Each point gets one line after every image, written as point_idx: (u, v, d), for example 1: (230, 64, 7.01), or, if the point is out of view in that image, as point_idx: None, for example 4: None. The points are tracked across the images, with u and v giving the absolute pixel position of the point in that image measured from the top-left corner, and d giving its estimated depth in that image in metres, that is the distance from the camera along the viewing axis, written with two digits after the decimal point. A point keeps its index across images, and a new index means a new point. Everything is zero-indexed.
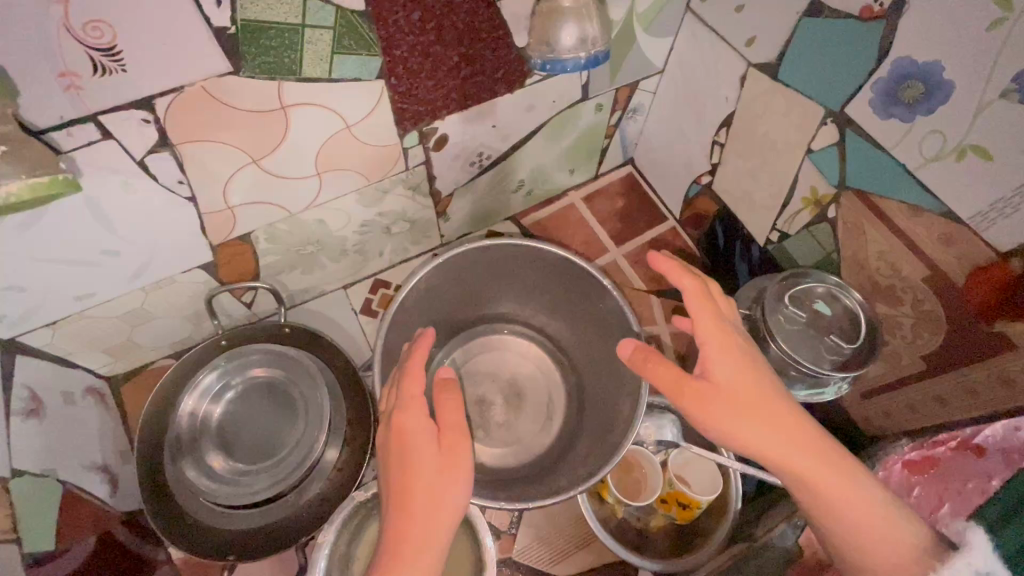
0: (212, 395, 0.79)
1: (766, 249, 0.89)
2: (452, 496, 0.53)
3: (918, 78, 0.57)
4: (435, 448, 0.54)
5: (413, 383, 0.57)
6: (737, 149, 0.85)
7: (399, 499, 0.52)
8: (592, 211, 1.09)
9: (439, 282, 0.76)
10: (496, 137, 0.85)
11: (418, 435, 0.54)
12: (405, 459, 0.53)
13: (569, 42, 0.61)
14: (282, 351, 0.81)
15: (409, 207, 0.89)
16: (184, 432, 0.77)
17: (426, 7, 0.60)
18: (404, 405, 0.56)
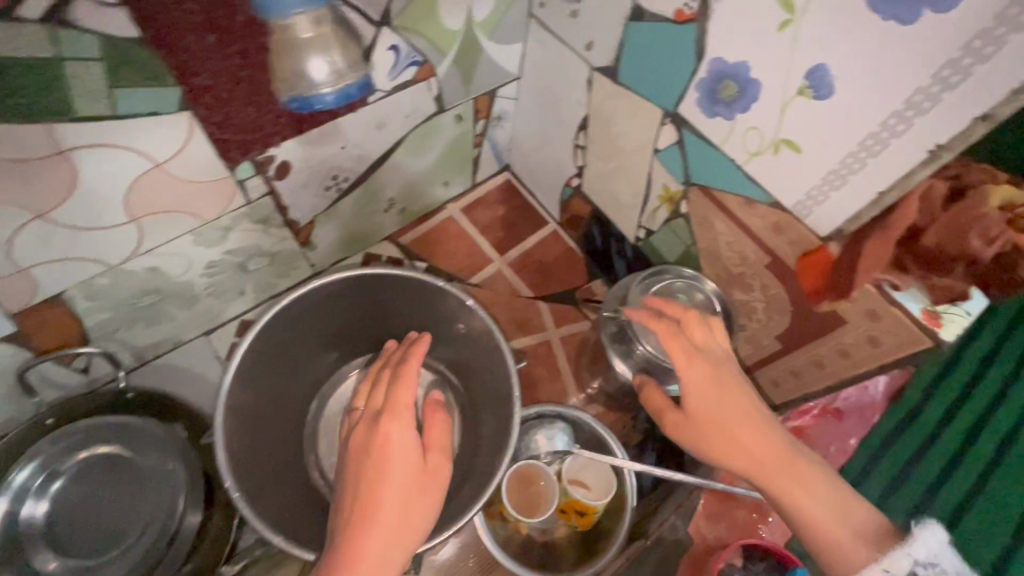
0: (33, 490, 0.69)
1: (637, 246, 0.91)
2: (411, 515, 0.51)
3: (731, 78, 0.58)
4: (407, 463, 0.52)
5: (405, 393, 0.57)
6: (596, 151, 0.86)
7: (365, 517, 0.50)
8: (472, 221, 1.07)
9: (284, 327, 0.69)
10: (350, 158, 0.80)
11: (396, 450, 0.53)
12: (381, 474, 0.52)
13: None
14: (116, 424, 0.73)
15: (263, 241, 0.82)
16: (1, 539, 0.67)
17: (223, 28, 0.54)
18: (395, 413, 0.55)
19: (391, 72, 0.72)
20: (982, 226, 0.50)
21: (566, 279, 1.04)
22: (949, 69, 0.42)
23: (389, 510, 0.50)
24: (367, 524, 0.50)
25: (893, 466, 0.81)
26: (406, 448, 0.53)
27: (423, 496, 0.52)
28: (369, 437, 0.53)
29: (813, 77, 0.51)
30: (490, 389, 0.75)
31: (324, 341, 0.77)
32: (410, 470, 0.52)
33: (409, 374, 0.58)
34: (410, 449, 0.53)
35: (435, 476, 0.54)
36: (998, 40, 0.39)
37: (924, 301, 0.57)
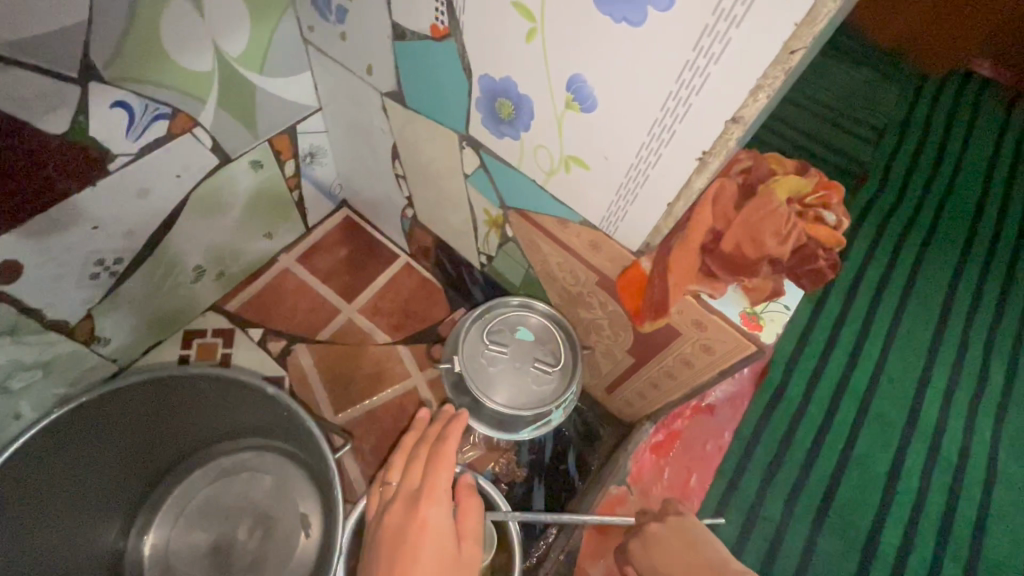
0: None
1: (484, 272, 0.84)
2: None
3: (504, 95, 0.52)
4: (440, 548, 0.52)
5: (445, 474, 0.57)
6: (416, 179, 0.77)
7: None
8: (311, 270, 0.95)
9: (42, 460, 0.59)
10: (114, 238, 0.66)
11: (434, 531, 0.53)
12: (417, 559, 0.51)
13: None
14: None
15: (22, 353, 0.66)
16: None
17: None
18: (433, 495, 0.55)
19: (129, 132, 0.59)
20: (773, 223, 0.47)
21: (425, 315, 0.95)
22: (688, 71, 0.38)
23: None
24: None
25: (770, 450, 0.80)
26: (440, 532, 0.53)
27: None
28: (414, 517, 0.54)
29: (573, 89, 0.45)
30: (324, 481, 0.67)
31: (118, 459, 0.67)
32: (447, 556, 0.52)
33: (447, 453, 0.59)
34: (445, 524, 0.54)
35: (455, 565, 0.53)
36: (722, 36, 0.35)
37: (743, 304, 0.53)
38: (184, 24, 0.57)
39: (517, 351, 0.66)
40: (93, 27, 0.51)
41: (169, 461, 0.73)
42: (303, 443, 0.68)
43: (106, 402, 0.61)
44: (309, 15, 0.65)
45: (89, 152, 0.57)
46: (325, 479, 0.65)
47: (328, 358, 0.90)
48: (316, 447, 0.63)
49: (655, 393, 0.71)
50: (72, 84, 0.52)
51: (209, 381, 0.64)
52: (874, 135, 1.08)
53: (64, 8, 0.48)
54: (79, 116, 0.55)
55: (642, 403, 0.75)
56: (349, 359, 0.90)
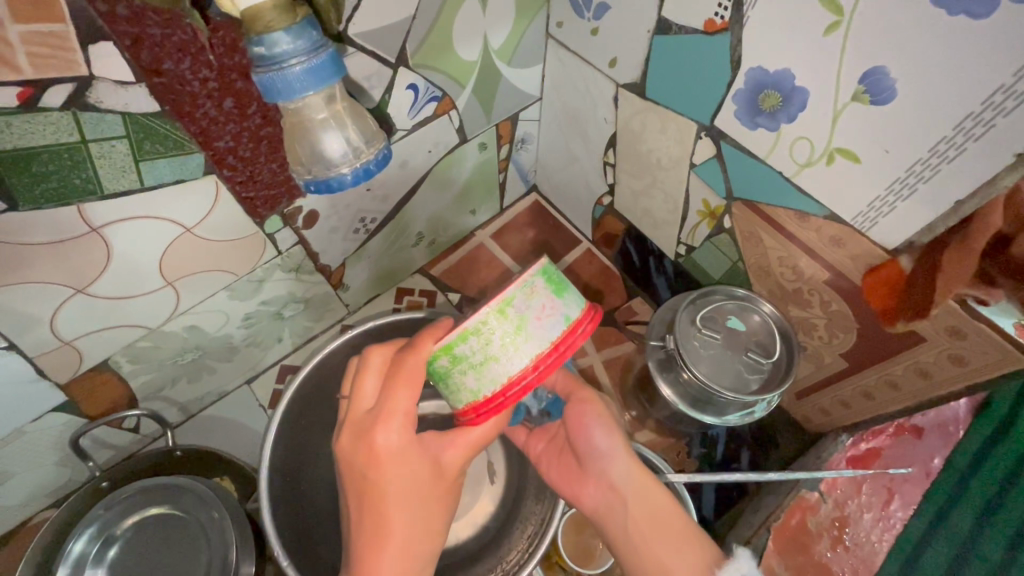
0: (92, 561, 0.66)
1: (677, 262, 0.86)
2: (659, 494, 0.62)
3: (773, 87, 0.54)
4: (425, 478, 0.51)
5: (396, 386, 0.50)
6: (628, 168, 0.82)
7: (377, 544, 0.50)
8: (502, 247, 1.04)
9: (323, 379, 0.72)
10: (375, 200, 0.79)
11: (398, 460, 0.50)
12: (378, 490, 0.50)
13: (335, 147, 0.45)
14: (161, 482, 0.69)
15: (296, 288, 0.81)
16: None
17: (240, 91, 0.50)
18: (384, 419, 0.50)
19: (411, 111, 0.70)
20: None
21: (604, 300, 1.00)
22: None
23: (644, 484, 0.62)
24: (643, 496, 0.62)
25: (986, 489, 0.73)
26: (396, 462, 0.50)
27: (633, 454, 0.65)
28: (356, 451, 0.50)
29: (869, 81, 0.46)
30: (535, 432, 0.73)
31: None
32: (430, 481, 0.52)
33: (411, 370, 0.49)
34: (397, 456, 0.50)
35: (473, 448, 0.54)
36: None
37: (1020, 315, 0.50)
38: (471, 19, 0.66)
39: (729, 338, 0.67)
40: (414, 21, 0.61)
41: None
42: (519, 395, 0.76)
43: (369, 337, 0.72)
44: (564, 12, 0.72)
45: (383, 125, 0.69)
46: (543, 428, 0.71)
47: None
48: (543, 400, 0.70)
49: (866, 403, 0.69)
50: (388, 68, 0.63)
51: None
52: None
53: (403, 7, 0.59)
54: (386, 94, 0.65)
55: (843, 412, 0.72)
56: None
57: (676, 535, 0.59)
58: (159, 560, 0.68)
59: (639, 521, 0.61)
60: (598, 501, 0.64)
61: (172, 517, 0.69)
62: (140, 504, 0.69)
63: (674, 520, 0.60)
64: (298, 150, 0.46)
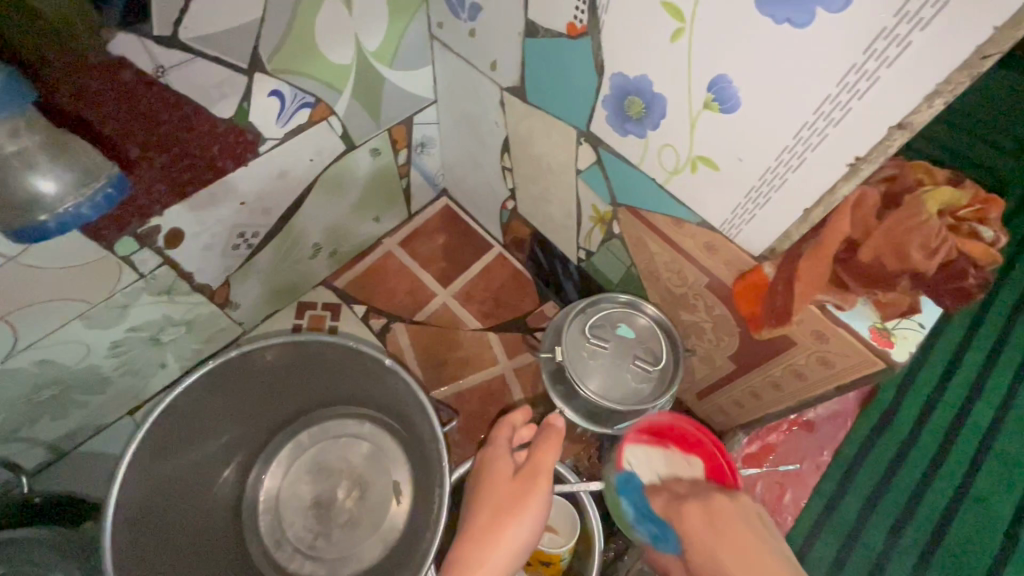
0: None
1: (580, 267, 0.85)
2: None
3: (635, 94, 0.52)
4: (504, 486, 0.60)
5: (501, 438, 0.66)
6: (524, 173, 0.79)
7: (486, 540, 0.57)
8: (411, 254, 1.01)
9: (190, 410, 0.66)
10: (254, 213, 0.74)
11: (494, 475, 0.62)
12: (479, 497, 0.61)
13: (38, 192, 0.37)
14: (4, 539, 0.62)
15: (173, 310, 0.75)
16: None
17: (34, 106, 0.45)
18: (486, 458, 0.65)
19: (279, 119, 0.65)
20: (922, 234, 0.45)
21: (516, 306, 0.98)
22: (854, 74, 0.37)
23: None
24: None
25: (875, 477, 0.75)
26: (502, 468, 0.63)
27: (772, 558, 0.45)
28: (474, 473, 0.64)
29: (716, 89, 0.45)
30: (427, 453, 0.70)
31: (244, 415, 0.74)
32: (507, 490, 0.59)
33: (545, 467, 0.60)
34: (500, 475, 0.62)
35: (540, 478, 0.60)
36: (902, 39, 0.34)
37: (874, 318, 0.51)
38: (335, 20, 0.62)
39: (616, 347, 0.66)
40: (263, 24, 0.57)
41: (280, 420, 0.80)
42: (409, 415, 0.72)
43: (241, 361, 0.67)
44: (441, 12, 0.69)
45: (247, 135, 0.64)
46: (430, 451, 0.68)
47: (423, 337, 0.94)
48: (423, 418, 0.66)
49: (755, 403, 0.70)
50: (241, 74, 0.58)
51: (333, 349, 0.70)
52: (1016, 146, 0.98)
53: (246, 9, 0.54)
54: (243, 102, 0.60)
55: (737, 411, 0.73)
56: (442, 341, 0.94)
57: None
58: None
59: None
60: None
61: None
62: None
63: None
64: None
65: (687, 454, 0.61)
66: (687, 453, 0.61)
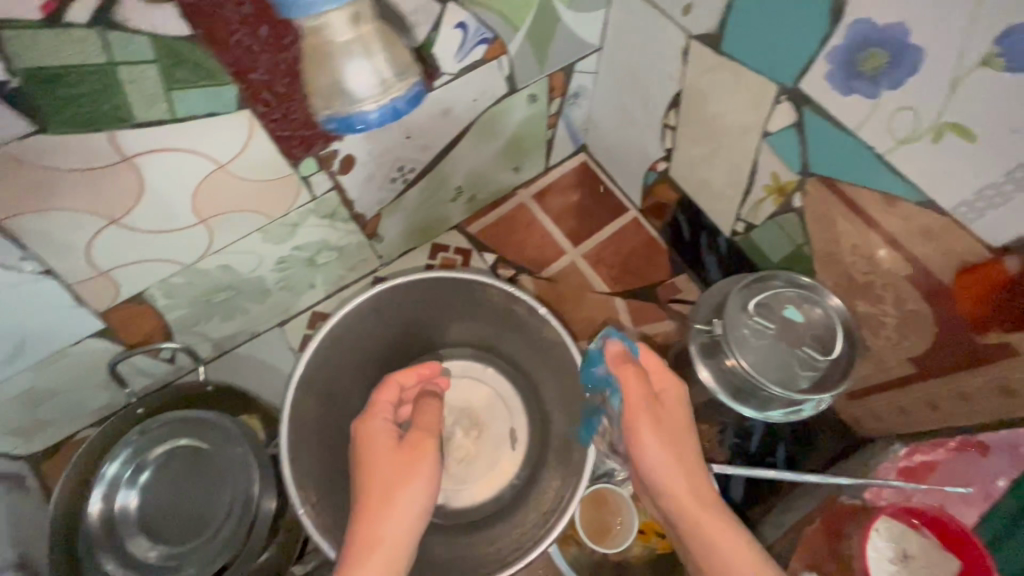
0: (125, 481, 0.69)
1: (732, 240, 0.80)
2: (727, 544, 0.50)
3: (880, 44, 0.46)
4: (386, 455, 0.52)
5: (388, 392, 0.59)
6: (691, 132, 0.74)
7: (377, 512, 0.49)
8: (544, 208, 0.99)
9: (353, 330, 0.70)
10: (415, 148, 0.75)
11: (376, 447, 0.53)
12: (367, 465, 0.52)
13: (363, 83, 0.39)
14: (190, 415, 0.71)
15: (330, 235, 0.79)
16: (99, 525, 0.68)
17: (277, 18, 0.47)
18: (369, 414, 0.56)
19: (458, 54, 0.65)
20: None
21: (647, 273, 0.94)
22: None
23: (713, 522, 0.51)
24: (679, 450, 0.54)
25: None
26: (385, 436, 0.54)
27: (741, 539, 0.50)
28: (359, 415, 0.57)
29: (1007, 43, 0.39)
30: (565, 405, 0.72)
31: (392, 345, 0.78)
32: (395, 458, 0.51)
33: (426, 415, 0.56)
34: (383, 435, 0.54)
35: (427, 446, 0.52)
36: None
37: None
38: None
39: (783, 329, 0.61)
40: None
41: (411, 353, 0.83)
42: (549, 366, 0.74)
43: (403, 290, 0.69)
44: None
45: (427, 67, 0.64)
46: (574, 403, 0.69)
47: (550, 293, 0.94)
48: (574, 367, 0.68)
49: (927, 415, 0.64)
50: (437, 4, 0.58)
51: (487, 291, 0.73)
52: None
53: None
54: (433, 32, 0.60)
55: (900, 418, 0.68)
56: (568, 300, 0.93)
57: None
58: (185, 490, 0.71)
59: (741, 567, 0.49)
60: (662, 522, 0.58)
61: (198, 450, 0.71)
62: (165, 435, 0.71)
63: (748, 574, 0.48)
64: (322, 82, 0.40)
65: (944, 549, 0.59)
66: (949, 552, 0.59)
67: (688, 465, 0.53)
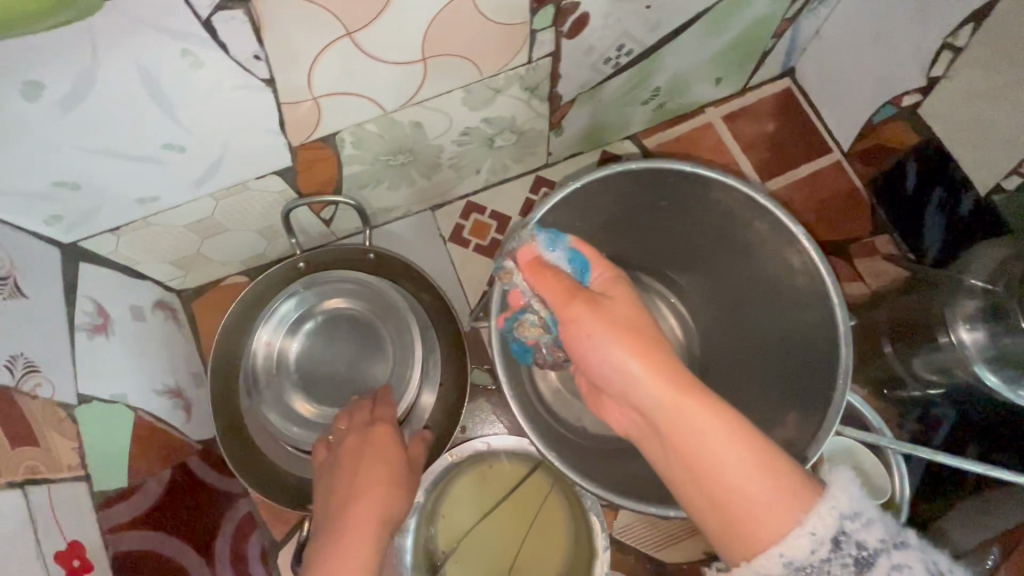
0: (290, 326, 0.71)
1: (985, 201, 0.67)
2: (732, 456, 0.40)
3: None
4: (373, 456, 0.54)
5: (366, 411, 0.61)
6: (986, 55, 0.61)
7: (347, 507, 0.49)
8: (733, 133, 0.88)
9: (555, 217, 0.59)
10: (646, 25, 0.64)
11: (362, 452, 0.55)
12: (353, 471, 0.53)
13: None
14: (366, 281, 0.72)
15: (521, 114, 0.71)
16: (260, 364, 0.70)
17: None
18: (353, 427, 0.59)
19: None
20: None
21: (841, 227, 0.84)
22: None
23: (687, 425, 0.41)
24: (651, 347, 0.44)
25: None
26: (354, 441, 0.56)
27: (737, 431, 0.41)
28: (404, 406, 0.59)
29: None
30: (770, 354, 0.60)
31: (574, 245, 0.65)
32: (370, 464, 0.53)
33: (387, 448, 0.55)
34: (371, 447, 0.55)
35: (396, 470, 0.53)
36: None
37: None
38: None
39: None
40: None
41: None
42: (761, 305, 0.60)
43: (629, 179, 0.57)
44: None
45: None
46: (799, 354, 0.57)
47: None
48: (814, 315, 0.54)
49: None
50: None
51: (718, 201, 0.57)
52: None
53: None
54: None
55: None
56: None
57: (750, 503, 0.40)
58: (340, 353, 0.72)
59: (727, 488, 0.41)
60: (628, 420, 0.48)
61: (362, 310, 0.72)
62: (331, 296, 0.72)
63: (756, 489, 0.40)
64: None
65: None
66: None
67: (668, 365, 0.43)
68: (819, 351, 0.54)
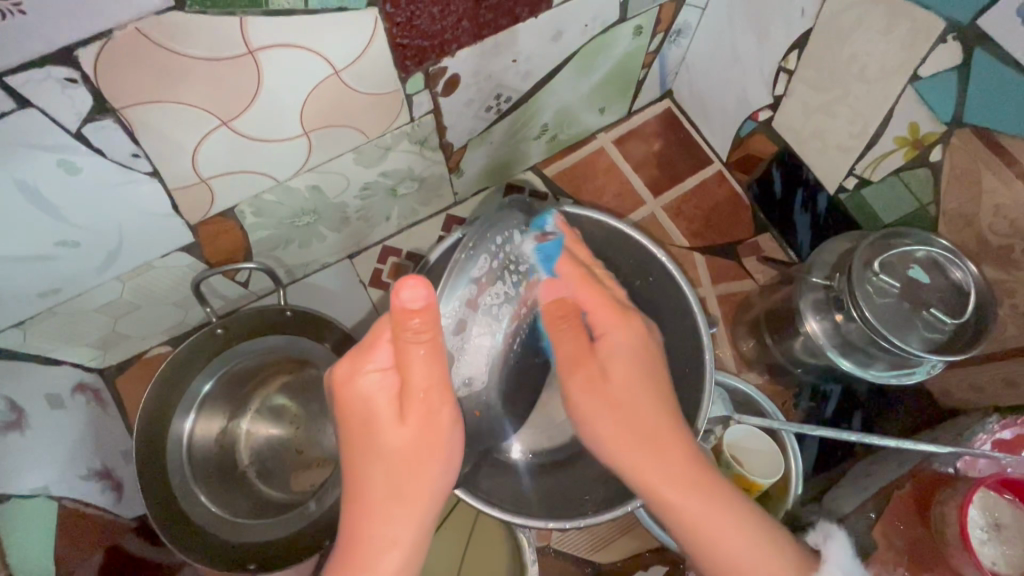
0: (221, 404, 0.74)
1: (836, 198, 0.76)
2: (726, 527, 0.52)
3: None
4: (378, 478, 0.51)
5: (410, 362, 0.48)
6: (811, 78, 0.70)
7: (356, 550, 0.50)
8: (625, 154, 0.95)
9: None
10: (518, 75, 0.70)
11: (372, 412, 0.50)
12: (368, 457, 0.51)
13: None
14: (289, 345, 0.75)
15: (417, 164, 0.75)
16: (197, 448, 0.73)
17: None
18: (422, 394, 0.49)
19: None
20: None
21: (729, 230, 0.91)
22: None
23: (708, 529, 0.52)
24: (657, 448, 0.54)
25: None
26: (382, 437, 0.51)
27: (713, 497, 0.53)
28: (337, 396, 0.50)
29: None
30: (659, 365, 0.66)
31: None
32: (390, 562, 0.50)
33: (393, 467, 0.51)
34: (380, 473, 0.51)
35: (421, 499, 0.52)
36: None
37: None
38: None
39: (908, 290, 0.61)
40: None
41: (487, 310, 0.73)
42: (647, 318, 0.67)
43: None
44: None
45: None
46: (682, 360, 0.64)
47: None
48: (688, 324, 0.62)
49: (1005, 392, 0.65)
50: None
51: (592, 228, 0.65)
52: None
53: None
54: None
55: (1002, 392, 0.65)
56: None
57: (739, 560, 0.51)
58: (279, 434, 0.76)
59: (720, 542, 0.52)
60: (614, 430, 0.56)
61: (288, 363, 0.75)
62: (260, 368, 0.75)
63: (733, 541, 0.52)
64: None
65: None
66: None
67: (665, 451, 0.54)
68: (695, 353, 0.61)
